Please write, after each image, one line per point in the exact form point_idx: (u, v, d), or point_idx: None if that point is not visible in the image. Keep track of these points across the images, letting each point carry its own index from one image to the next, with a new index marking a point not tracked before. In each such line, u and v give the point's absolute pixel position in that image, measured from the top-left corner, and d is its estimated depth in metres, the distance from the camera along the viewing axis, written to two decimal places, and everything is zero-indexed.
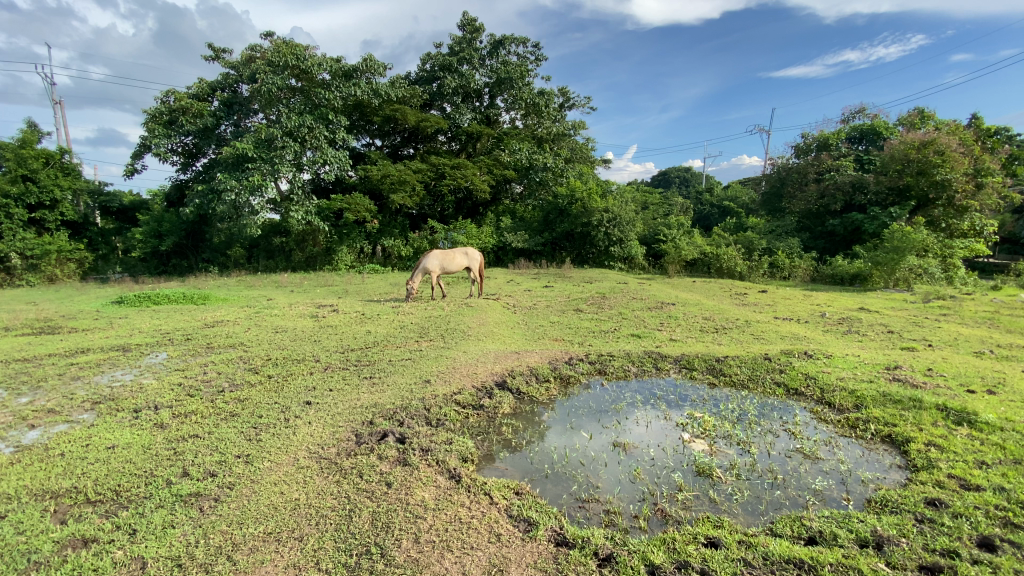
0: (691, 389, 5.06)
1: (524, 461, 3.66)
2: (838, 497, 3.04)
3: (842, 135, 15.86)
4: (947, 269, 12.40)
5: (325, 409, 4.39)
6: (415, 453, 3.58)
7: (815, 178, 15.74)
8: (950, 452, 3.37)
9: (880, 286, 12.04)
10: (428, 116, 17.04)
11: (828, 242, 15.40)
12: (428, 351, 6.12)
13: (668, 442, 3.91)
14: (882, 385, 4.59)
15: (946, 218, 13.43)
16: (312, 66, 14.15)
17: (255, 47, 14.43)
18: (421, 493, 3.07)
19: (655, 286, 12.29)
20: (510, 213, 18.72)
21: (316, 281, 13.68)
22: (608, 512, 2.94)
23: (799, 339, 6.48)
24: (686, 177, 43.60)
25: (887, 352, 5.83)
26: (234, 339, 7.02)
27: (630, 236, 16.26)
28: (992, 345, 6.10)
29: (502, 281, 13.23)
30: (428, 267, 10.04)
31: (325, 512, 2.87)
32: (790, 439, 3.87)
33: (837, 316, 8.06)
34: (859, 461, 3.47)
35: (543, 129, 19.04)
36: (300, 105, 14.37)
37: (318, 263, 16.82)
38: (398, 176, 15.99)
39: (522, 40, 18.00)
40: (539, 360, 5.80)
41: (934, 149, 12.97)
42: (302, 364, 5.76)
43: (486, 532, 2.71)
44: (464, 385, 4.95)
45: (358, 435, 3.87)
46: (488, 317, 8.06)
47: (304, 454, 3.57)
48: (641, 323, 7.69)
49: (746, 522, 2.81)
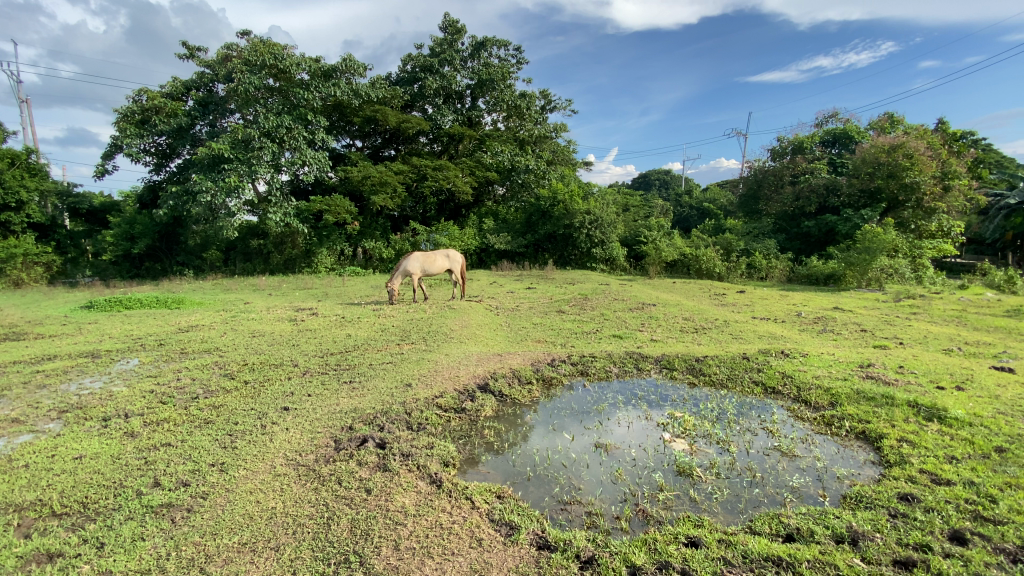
0: (672, 389, 5.11)
1: (506, 465, 3.63)
2: (815, 494, 3.08)
3: (816, 139, 16.32)
4: (916, 268, 12.77)
5: (303, 415, 4.30)
6: (395, 458, 3.52)
7: (790, 181, 16.12)
8: (922, 448, 3.46)
9: (853, 286, 12.34)
10: (409, 118, 16.92)
11: (803, 243, 15.74)
12: (409, 354, 6.05)
13: (649, 442, 3.93)
14: (856, 382, 4.70)
15: (915, 220, 13.84)
16: (290, 66, 13.90)
17: (230, 46, 14.14)
18: (401, 499, 3.01)
19: (636, 287, 12.42)
20: (492, 215, 18.73)
21: (295, 284, 13.46)
22: (590, 514, 2.94)
23: (776, 339, 6.59)
24: (666, 180, 44.34)
25: (860, 349, 5.97)
26: (209, 344, 6.86)
27: (611, 238, 16.39)
28: (960, 342, 6.29)
29: (484, 283, 13.21)
30: (409, 269, 9.93)
31: (302, 520, 2.81)
32: (767, 437, 3.93)
33: (812, 315, 8.24)
34: (834, 458, 3.54)
35: (525, 131, 19.08)
36: (278, 105, 14.14)
37: (297, 265, 16.52)
38: (379, 177, 15.82)
39: (504, 42, 18.05)
40: (521, 362, 5.78)
41: (903, 153, 13.37)
42: (280, 369, 5.65)
43: (468, 537, 2.67)
44: (446, 389, 4.89)
45: (337, 441, 3.79)
46: (470, 319, 8.05)
47: (281, 461, 3.49)
48: (623, 324, 7.76)
49: (725, 521, 2.84)
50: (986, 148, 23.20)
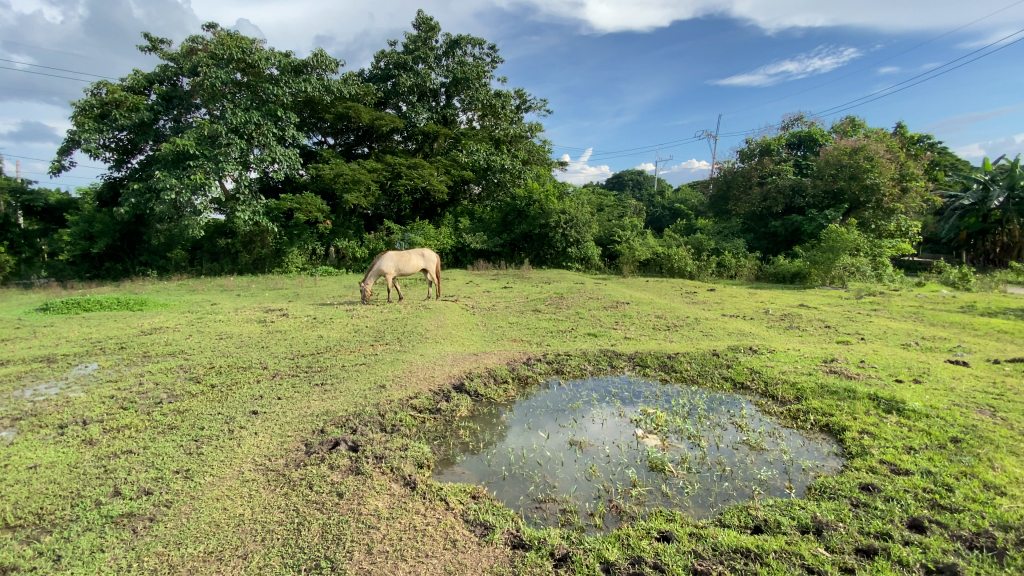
0: (644, 386, 5.19)
1: (481, 464, 3.62)
2: (782, 486, 3.17)
3: (782, 141, 16.84)
4: (876, 267, 13.29)
5: (273, 418, 4.19)
6: (368, 461, 3.47)
7: (758, 182, 16.57)
8: (882, 439, 3.60)
9: (818, 284, 12.74)
10: (383, 115, 16.69)
11: (770, 242, 16.14)
12: (383, 355, 5.97)
13: (623, 439, 3.98)
14: (820, 377, 4.86)
15: (876, 220, 14.38)
16: (259, 60, 13.56)
17: (196, 38, 13.67)
18: (374, 502, 2.97)
19: (611, 286, 12.55)
20: (468, 214, 18.65)
21: (265, 284, 13.15)
22: (564, 511, 2.95)
23: (745, 335, 6.76)
24: (639, 181, 44.96)
25: (824, 345, 6.18)
26: (173, 347, 6.62)
27: (586, 237, 16.53)
28: (918, 338, 6.57)
29: (459, 283, 13.10)
30: (383, 268, 9.78)
31: (272, 526, 2.74)
32: (736, 432, 4.02)
33: (779, 312, 8.48)
34: (800, 451, 3.65)
35: (500, 131, 19.08)
36: (246, 100, 13.77)
37: (267, 265, 16.08)
38: (351, 175, 15.56)
39: (478, 41, 18.03)
40: (497, 361, 5.77)
41: (864, 155, 13.91)
42: (249, 372, 5.50)
43: (441, 539, 2.65)
44: (421, 390, 4.85)
45: (308, 445, 3.71)
46: (446, 319, 8.01)
47: (249, 466, 3.39)
48: (597, 322, 7.84)
49: (696, 515, 2.89)
50: (941, 151, 24.33)
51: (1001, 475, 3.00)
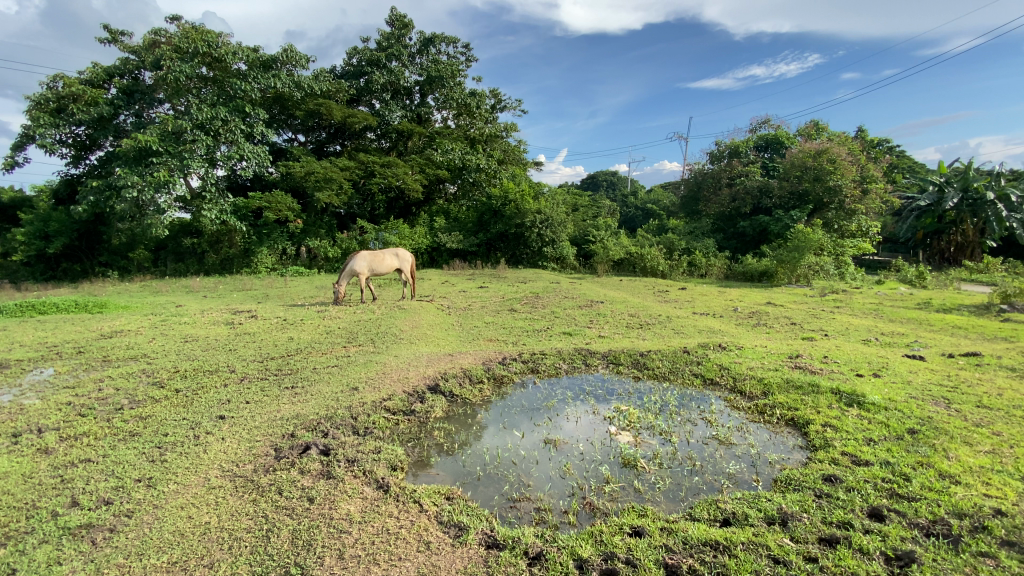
0: (618, 383, 5.26)
1: (456, 465, 3.60)
2: (749, 479, 3.25)
3: (750, 144, 17.32)
4: (839, 265, 13.78)
5: (240, 423, 4.07)
6: (340, 465, 3.40)
7: (727, 183, 17.01)
8: (843, 431, 3.73)
9: (784, 282, 13.13)
10: (355, 112, 16.43)
11: (739, 242, 16.54)
12: (357, 357, 5.88)
13: (596, 436, 4.02)
14: (786, 372, 5.01)
15: (838, 220, 14.91)
16: (225, 54, 13.17)
17: (159, 31, 13.17)
18: (346, 506, 2.92)
19: (586, 285, 12.66)
20: (443, 213, 18.53)
21: (233, 285, 12.78)
22: (539, 510, 2.96)
23: (714, 333, 6.92)
24: (613, 181, 45.50)
25: (790, 341, 6.38)
26: (135, 350, 6.37)
27: (561, 237, 16.65)
28: (878, 333, 6.84)
29: (435, 283, 13.00)
30: (355, 268, 9.61)
31: (239, 534, 2.66)
32: (706, 427, 4.11)
33: (747, 310, 8.71)
34: (767, 444, 3.75)
35: (476, 130, 19.03)
36: (212, 96, 13.37)
37: (235, 265, 15.63)
38: (323, 173, 15.26)
39: (453, 39, 17.96)
40: (472, 361, 5.75)
41: (827, 158, 14.44)
42: (215, 375, 5.33)
43: (415, 541, 2.62)
44: (395, 391, 4.79)
45: (277, 450, 3.62)
46: (421, 319, 7.94)
47: (216, 473, 3.29)
48: (572, 321, 7.91)
49: (667, 509, 2.94)
50: (899, 154, 25.45)
51: (954, 464, 3.15)
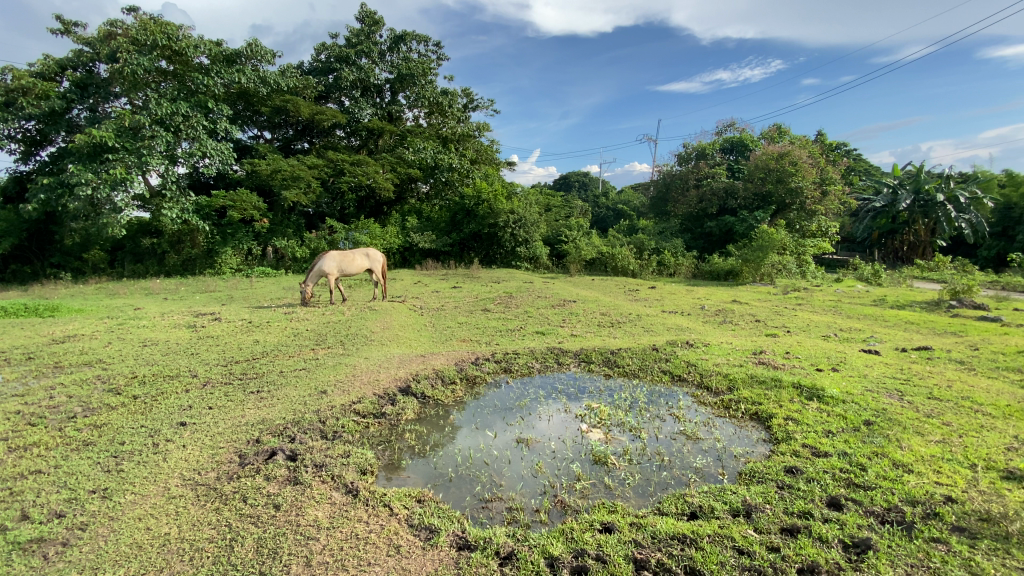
0: (589, 381, 5.32)
1: (428, 467, 3.57)
2: (715, 473, 3.34)
3: (717, 146, 17.80)
4: (801, 264, 14.28)
5: (202, 430, 3.93)
6: (307, 470, 3.33)
7: (695, 184, 17.43)
8: (804, 424, 3.87)
9: (749, 280, 13.50)
10: (324, 109, 16.10)
11: (706, 242, 16.92)
12: (325, 359, 5.76)
13: (568, 434, 4.05)
14: (750, 368, 5.16)
15: (800, 220, 15.45)
16: (186, 48, 12.71)
17: (115, 22, 12.60)
18: (314, 512, 2.85)
19: (559, 284, 12.73)
20: (415, 212, 18.34)
21: (196, 287, 12.32)
22: (510, 509, 2.96)
23: (682, 330, 7.07)
24: (585, 182, 45.99)
25: (754, 337, 6.59)
26: (90, 356, 6.07)
27: (534, 237, 16.73)
28: (837, 329, 7.12)
29: (407, 283, 12.86)
30: (324, 269, 9.37)
31: (201, 545, 2.57)
32: (674, 422, 4.20)
33: (714, 308, 8.95)
34: (732, 438, 3.85)
35: (448, 129, 18.93)
36: (172, 90, 12.88)
37: (197, 266, 15.07)
38: (290, 171, 14.90)
39: (424, 37, 17.83)
40: (444, 362, 5.70)
41: (789, 160, 14.96)
42: (176, 381, 5.13)
43: (385, 546, 2.58)
44: (365, 394, 4.71)
45: (242, 456, 3.51)
46: (393, 320, 7.84)
47: (176, 482, 3.17)
48: (545, 320, 7.96)
49: (636, 504, 2.98)
50: (856, 157, 26.56)
51: (907, 453, 3.30)
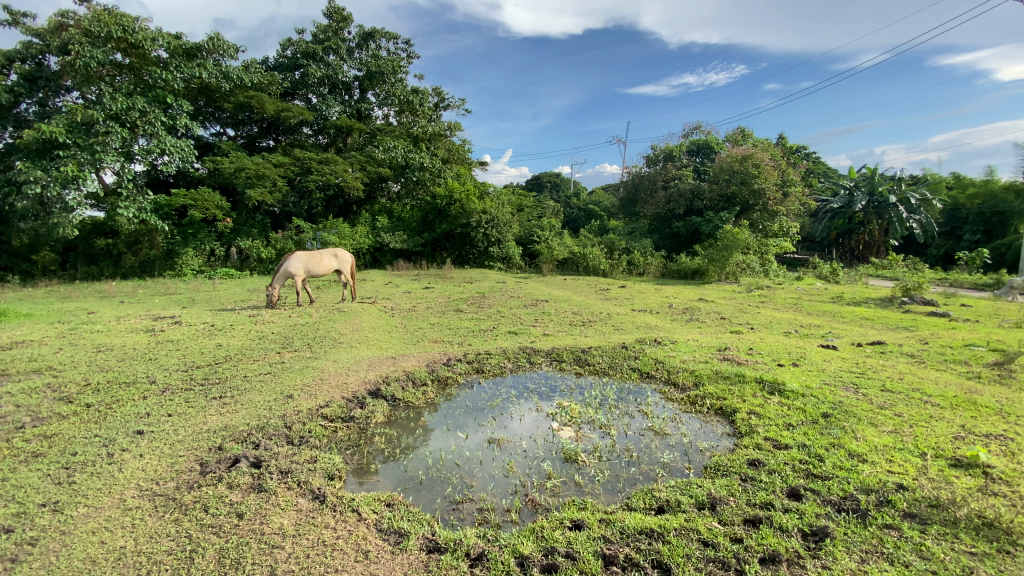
0: (560, 380, 5.36)
1: (398, 471, 3.53)
2: (682, 467, 3.41)
3: (684, 148, 18.23)
4: (764, 263, 14.74)
5: (161, 439, 3.78)
6: (272, 477, 3.24)
7: (663, 185, 17.81)
8: (766, 418, 4.00)
9: (715, 279, 13.84)
10: (290, 106, 15.74)
11: (674, 242, 17.26)
12: (292, 363, 5.62)
13: (539, 433, 4.07)
14: (715, 364, 5.30)
15: (762, 221, 15.95)
16: (143, 40, 12.16)
17: (65, 13, 11.87)
18: (279, 520, 2.78)
19: (532, 284, 12.79)
20: (386, 212, 18.11)
21: (154, 289, 11.82)
22: (481, 510, 2.96)
23: (651, 328, 7.22)
24: (557, 182, 46.34)
25: (719, 334, 6.78)
26: (38, 363, 5.76)
27: (507, 237, 16.75)
28: (797, 326, 7.40)
29: (378, 284, 12.68)
30: (290, 270, 9.13)
31: (159, 557, 2.47)
32: (643, 418, 4.28)
33: (682, 306, 9.16)
34: (698, 433, 3.94)
35: (419, 128, 18.78)
36: (128, 84, 12.33)
37: (156, 268, 14.46)
38: (255, 169, 14.49)
39: (393, 35, 17.64)
40: (415, 363, 5.64)
41: (752, 163, 15.45)
42: (133, 388, 4.91)
43: (353, 551, 2.54)
44: (334, 397, 4.62)
45: (203, 464, 3.40)
46: (362, 322, 7.72)
47: (133, 493, 3.04)
48: (518, 320, 7.99)
49: (606, 501, 3.03)
50: (815, 160, 27.65)
51: (862, 444, 3.46)
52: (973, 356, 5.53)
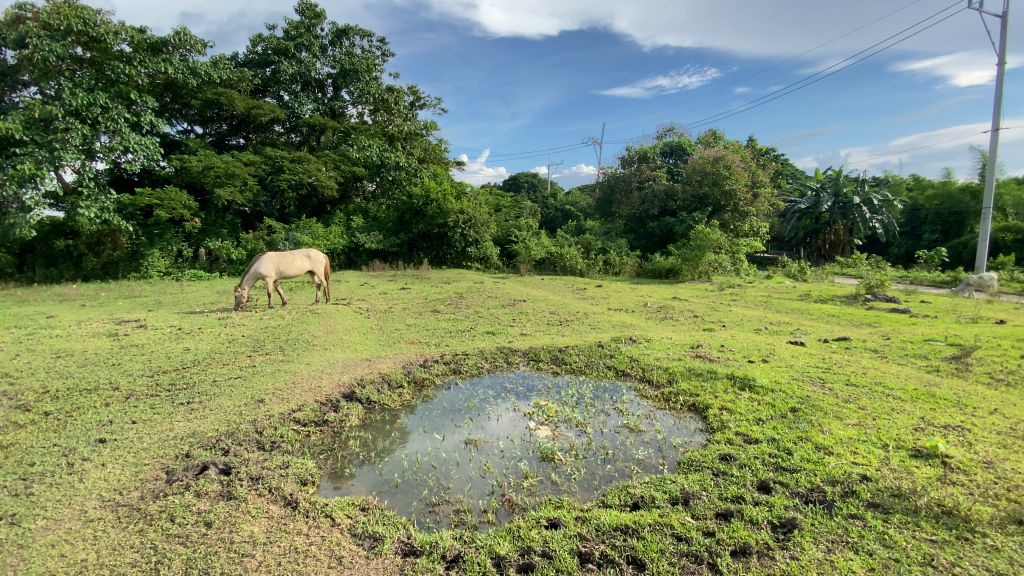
0: (538, 379, 5.38)
1: (374, 475, 3.48)
2: (656, 463, 3.46)
3: (657, 149, 18.52)
4: (735, 262, 15.09)
5: (124, 447, 3.64)
6: (242, 484, 3.16)
7: (638, 186, 18.07)
8: (737, 413, 4.09)
9: (689, 278, 14.10)
10: (261, 103, 15.41)
11: (649, 242, 17.50)
12: (264, 367, 5.49)
13: (516, 433, 4.08)
14: (688, 361, 5.39)
15: (734, 221, 16.31)
16: (106, 34, 11.74)
17: (22, 5, 11.22)
18: (249, 527, 2.72)
19: (509, 284, 12.81)
20: (361, 212, 17.87)
21: (118, 292, 11.40)
22: (457, 512, 2.94)
23: (627, 327, 7.31)
24: (534, 183, 46.48)
25: (692, 332, 6.91)
26: None
27: (484, 237, 16.71)
28: (767, 323, 7.59)
29: (353, 285, 12.51)
30: (261, 271, 8.92)
31: (122, 570, 2.38)
32: (618, 416, 4.33)
33: (656, 304, 9.29)
34: (672, 429, 4.01)
35: (394, 127, 18.60)
36: (89, 79, 11.86)
37: (120, 269, 13.93)
38: (224, 167, 14.11)
39: (368, 33, 17.44)
40: (391, 365, 5.58)
41: (723, 164, 15.81)
42: (95, 395, 4.72)
43: (326, 557, 2.50)
44: (307, 401, 4.54)
45: (169, 473, 3.29)
46: (337, 323, 7.60)
47: (95, 503, 2.92)
48: (496, 320, 7.99)
49: (582, 498, 3.05)
50: (784, 162, 28.47)
51: (828, 436, 3.57)
52: (932, 351, 5.78)
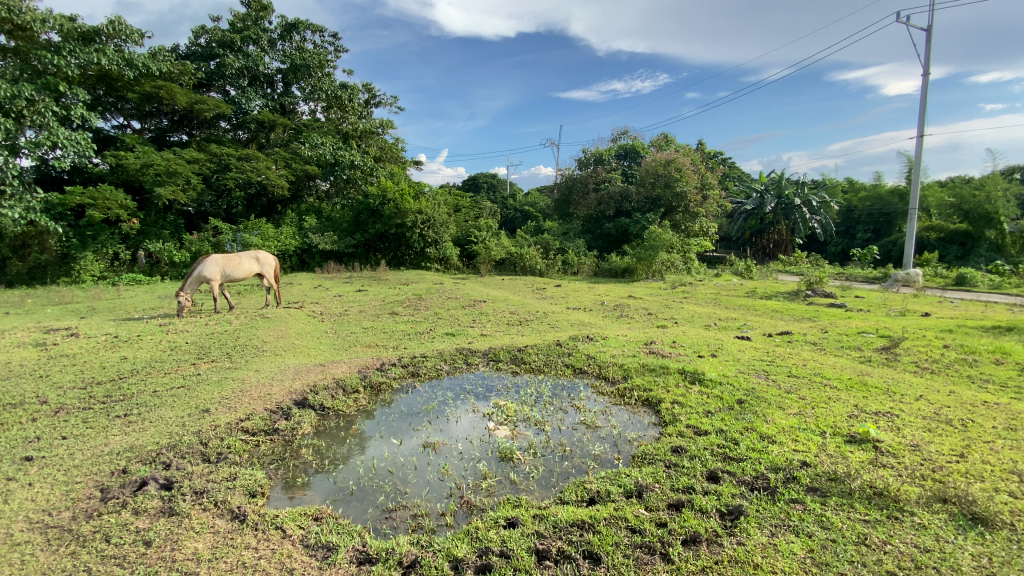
0: (497, 379, 5.39)
1: (329, 483, 3.39)
2: (611, 458, 3.55)
3: (612, 152, 18.94)
4: (687, 261, 15.61)
5: (53, 465, 3.39)
6: (186, 498, 3.01)
7: (594, 188, 18.42)
8: (687, 407, 4.25)
9: (643, 276, 14.47)
10: (205, 98, 14.74)
11: (605, 242, 17.85)
12: (209, 375, 5.24)
13: (475, 434, 4.08)
14: (642, 358, 5.54)
15: (685, 221, 16.91)
16: (33, 22, 10.85)
17: None
18: (193, 544, 2.59)
19: (469, 285, 12.78)
20: (315, 212, 17.37)
21: (45, 298, 10.57)
22: (415, 516, 2.91)
23: (584, 325, 7.43)
24: (493, 184, 46.48)
25: (646, 329, 7.10)
26: None
27: (443, 237, 16.56)
28: (717, 319, 7.90)
29: (307, 287, 12.13)
30: (205, 275, 8.50)
31: None
32: (575, 413, 4.40)
33: (612, 303, 9.50)
34: (626, 424, 4.12)
35: (348, 125, 18.16)
36: (13, 70, 10.85)
37: (48, 273, 12.92)
38: (165, 165, 13.35)
39: (319, 28, 16.97)
40: (346, 370, 5.44)
41: (675, 167, 16.35)
42: (19, 410, 4.36)
43: (277, 570, 2.42)
44: (256, 410, 4.36)
45: (104, 490, 3.08)
46: (289, 328, 7.34)
47: (20, 526, 2.71)
48: (455, 321, 7.94)
49: (539, 496, 3.08)
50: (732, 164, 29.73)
51: (771, 426, 3.77)
52: (866, 342, 6.19)
